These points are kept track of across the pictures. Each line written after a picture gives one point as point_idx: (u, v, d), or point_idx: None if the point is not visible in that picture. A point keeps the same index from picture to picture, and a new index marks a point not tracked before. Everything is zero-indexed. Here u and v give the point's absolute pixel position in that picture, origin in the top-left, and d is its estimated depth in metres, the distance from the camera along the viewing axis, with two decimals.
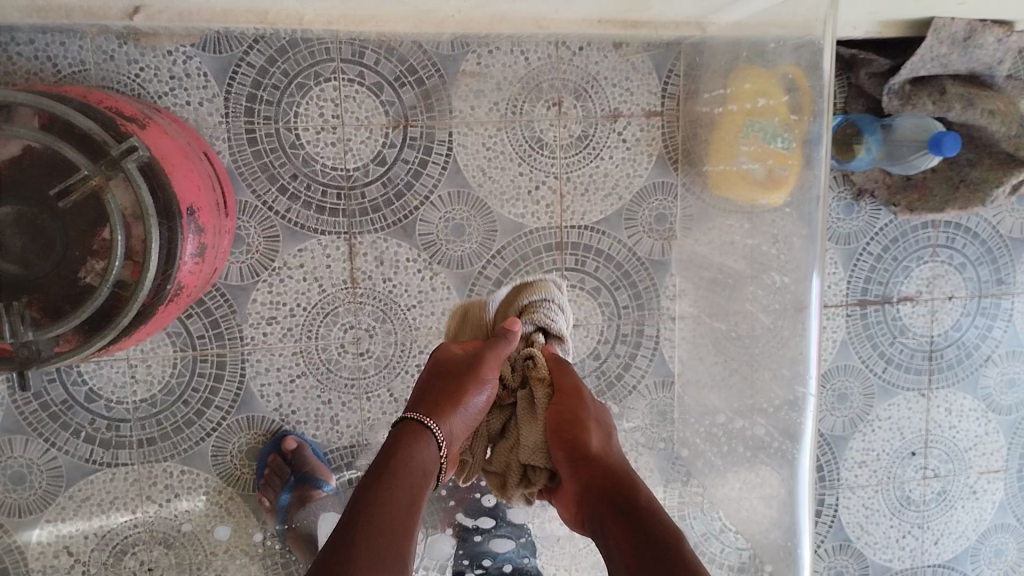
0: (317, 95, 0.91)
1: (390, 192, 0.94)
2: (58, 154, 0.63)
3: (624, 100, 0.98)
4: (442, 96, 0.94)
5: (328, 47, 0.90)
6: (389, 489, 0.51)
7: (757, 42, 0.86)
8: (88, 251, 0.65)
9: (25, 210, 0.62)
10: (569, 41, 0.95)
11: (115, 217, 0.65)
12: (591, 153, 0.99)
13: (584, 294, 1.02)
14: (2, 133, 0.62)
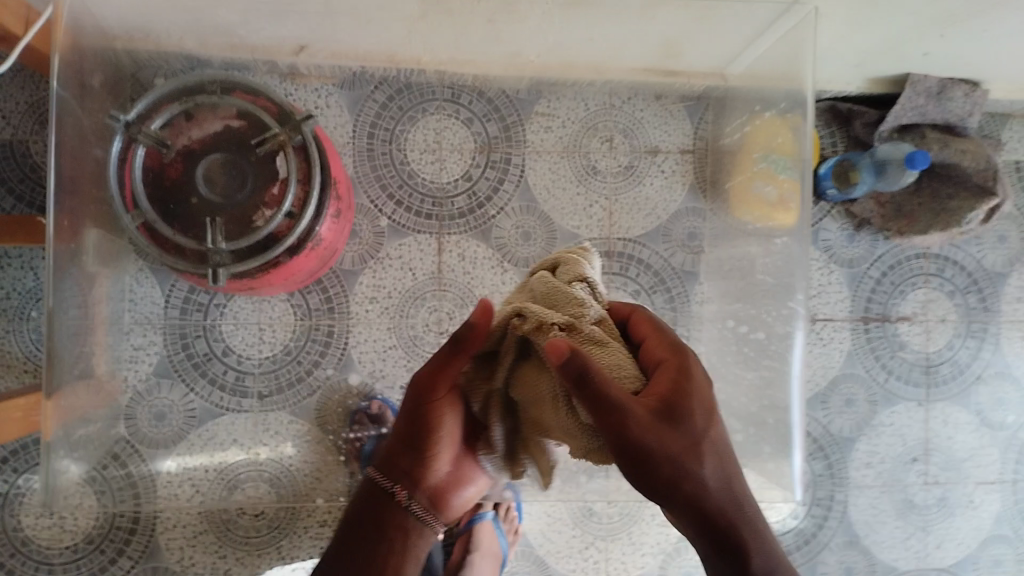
0: (423, 125, 1.16)
1: (474, 202, 1.17)
2: (260, 120, 0.89)
3: (662, 139, 1.22)
4: (519, 128, 1.18)
5: (433, 90, 1.16)
6: (358, 530, 0.77)
7: (767, 92, 1.11)
8: (263, 200, 0.88)
9: (228, 157, 0.88)
10: (619, 92, 1.20)
11: (288, 175, 0.89)
12: (636, 181, 1.22)
13: (627, 296, 1.22)
14: (223, 101, 0.89)
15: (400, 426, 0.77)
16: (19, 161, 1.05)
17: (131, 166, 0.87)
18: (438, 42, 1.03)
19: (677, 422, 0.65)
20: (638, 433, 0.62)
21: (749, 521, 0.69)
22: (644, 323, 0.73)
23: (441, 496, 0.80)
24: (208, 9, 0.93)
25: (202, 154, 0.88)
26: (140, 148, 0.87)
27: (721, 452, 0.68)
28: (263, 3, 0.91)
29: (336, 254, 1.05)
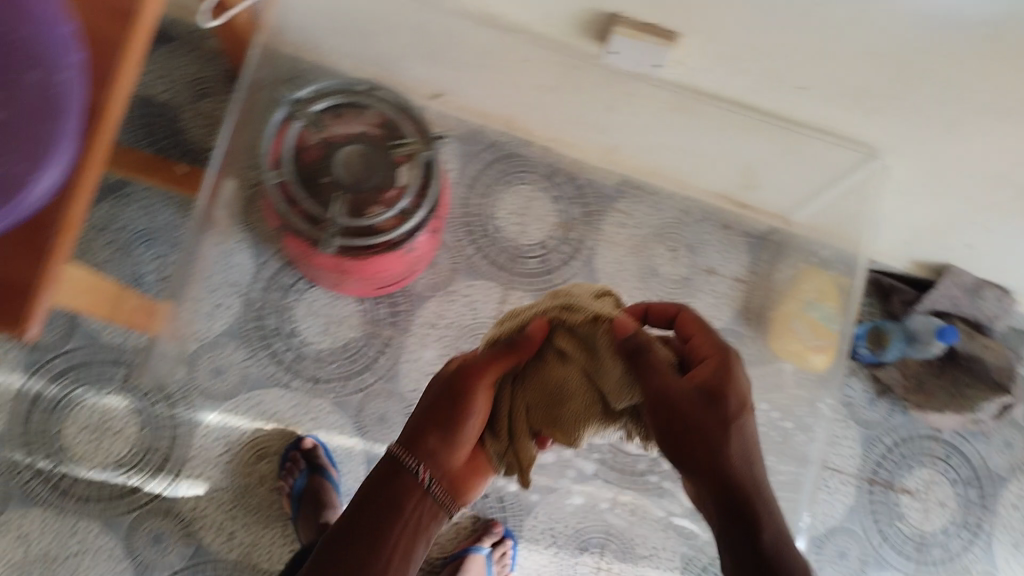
0: (517, 189, 1.31)
1: (544, 268, 1.30)
2: (399, 132, 1.04)
3: (720, 262, 1.34)
4: (599, 217, 1.32)
5: (531, 165, 1.31)
6: (376, 501, 0.79)
7: (814, 247, 1.28)
8: (377, 199, 1.00)
9: (361, 153, 1.01)
10: (693, 212, 1.33)
11: (406, 186, 1.01)
12: (690, 293, 1.33)
13: None
14: (375, 108, 1.04)
15: (427, 410, 0.83)
16: (169, 121, 1.19)
17: (285, 135, 1.01)
18: (553, 121, 1.17)
19: (715, 401, 0.74)
20: (673, 387, 0.74)
21: (764, 501, 0.75)
22: (693, 322, 0.82)
23: (460, 482, 0.83)
24: (378, 42, 1.07)
25: (347, 142, 1.01)
26: (298, 123, 1.01)
27: (744, 436, 0.76)
28: (422, 46, 1.04)
29: (412, 272, 1.17)
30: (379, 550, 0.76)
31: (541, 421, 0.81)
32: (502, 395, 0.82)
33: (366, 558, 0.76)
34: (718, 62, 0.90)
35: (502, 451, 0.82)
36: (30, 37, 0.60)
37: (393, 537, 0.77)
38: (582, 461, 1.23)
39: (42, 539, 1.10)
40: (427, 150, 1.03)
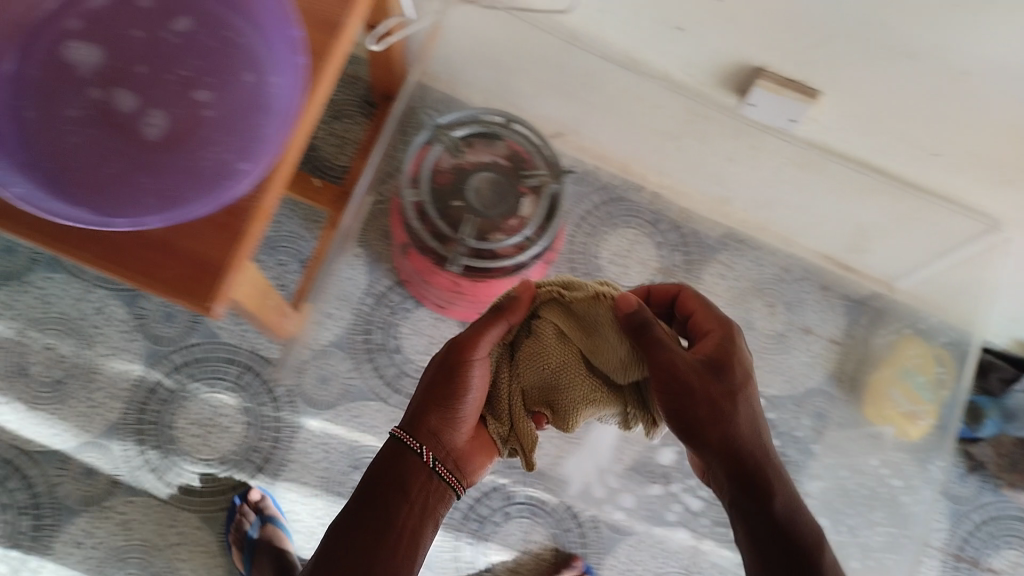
0: (621, 232, 1.32)
1: None
2: (530, 165, 1.07)
3: (816, 321, 1.33)
4: (699, 266, 1.33)
5: (640, 210, 1.33)
6: (380, 487, 0.79)
7: (925, 314, 1.29)
8: (500, 227, 1.04)
9: (491, 182, 1.05)
10: (792, 270, 1.34)
11: (529, 216, 1.04)
12: (785, 349, 1.33)
13: None
14: (508, 139, 1.08)
15: (426, 391, 0.82)
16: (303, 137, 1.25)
17: (422, 157, 1.05)
18: (675, 170, 1.18)
19: (721, 371, 0.78)
20: (678, 359, 0.76)
21: (775, 467, 0.80)
22: (693, 300, 0.86)
23: (466, 460, 0.82)
24: (516, 81, 1.12)
25: (479, 170, 1.05)
26: (437, 147, 1.05)
27: (753, 406, 0.80)
28: (560, 87, 1.07)
29: None
30: (392, 532, 0.76)
31: (538, 398, 0.82)
32: (499, 374, 0.82)
33: (376, 540, 0.76)
34: (853, 121, 0.92)
35: (503, 432, 0.82)
36: (256, 41, 0.64)
37: (404, 520, 0.77)
38: (688, 497, 1.24)
39: (142, 527, 1.14)
40: (555, 184, 1.05)
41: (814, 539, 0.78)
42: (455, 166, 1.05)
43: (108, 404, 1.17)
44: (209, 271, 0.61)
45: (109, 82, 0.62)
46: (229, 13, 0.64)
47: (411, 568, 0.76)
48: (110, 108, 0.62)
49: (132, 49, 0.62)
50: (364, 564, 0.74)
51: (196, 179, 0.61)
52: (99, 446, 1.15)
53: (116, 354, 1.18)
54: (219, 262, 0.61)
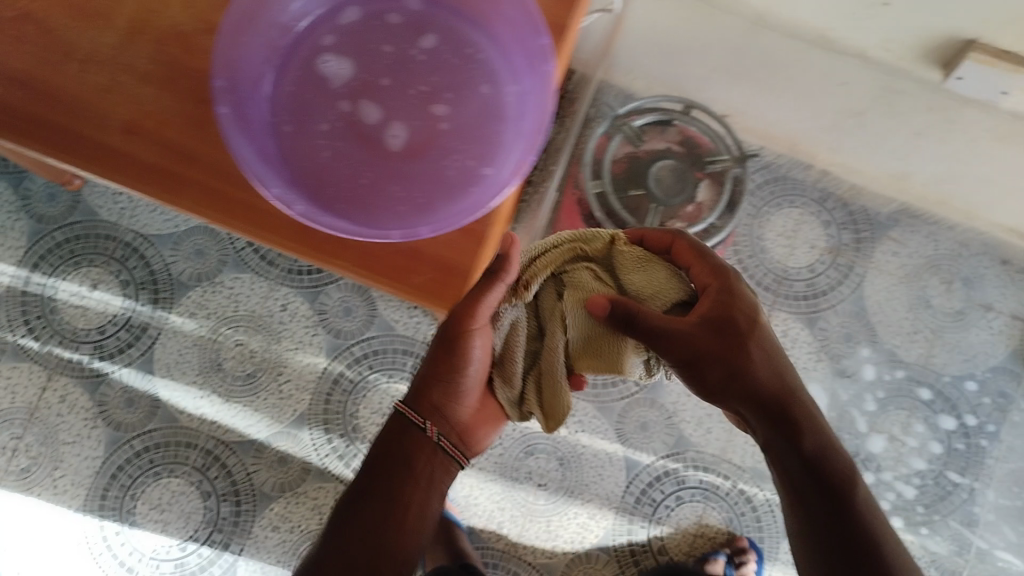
0: (787, 213, 1.29)
1: (809, 292, 1.28)
2: (709, 151, 1.05)
3: (997, 296, 1.29)
4: (870, 246, 1.29)
5: (805, 191, 1.29)
6: (382, 461, 0.75)
7: None
8: (679, 215, 1.03)
9: (670, 170, 1.04)
10: (970, 245, 1.29)
11: (708, 203, 1.04)
12: (963, 326, 1.28)
13: (922, 423, 1.25)
14: (686, 123, 1.05)
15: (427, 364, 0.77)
16: None
17: (601, 148, 1.06)
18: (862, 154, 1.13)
19: (728, 329, 0.70)
20: (677, 326, 0.68)
21: (801, 403, 0.73)
22: (688, 253, 0.75)
23: (470, 431, 0.78)
24: (690, 69, 1.10)
25: (657, 158, 1.05)
26: (616, 137, 1.05)
27: (764, 352, 0.72)
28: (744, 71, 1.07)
29: None
30: (397, 511, 0.73)
31: (574, 356, 0.74)
32: (512, 338, 0.74)
33: (381, 520, 0.72)
34: None
35: (515, 396, 0.75)
36: (493, 54, 0.65)
37: (411, 499, 0.74)
38: (901, 485, 1.23)
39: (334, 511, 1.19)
40: (738, 168, 1.04)
41: (849, 472, 0.73)
42: (634, 155, 1.05)
43: (296, 394, 1.21)
44: (455, 274, 0.64)
45: (357, 96, 0.64)
46: (466, 26, 0.65)
47: (416, 544, 0.73)
48: (358, 121, 0.64)
49: (379, 64, 0.64)
50: (370, 547, 0.70)
51: (443, 187, 0.63)
52: (289, 436, 1.19)
53: (301, 348, 1.21)
54: (464, 266, 0.64)
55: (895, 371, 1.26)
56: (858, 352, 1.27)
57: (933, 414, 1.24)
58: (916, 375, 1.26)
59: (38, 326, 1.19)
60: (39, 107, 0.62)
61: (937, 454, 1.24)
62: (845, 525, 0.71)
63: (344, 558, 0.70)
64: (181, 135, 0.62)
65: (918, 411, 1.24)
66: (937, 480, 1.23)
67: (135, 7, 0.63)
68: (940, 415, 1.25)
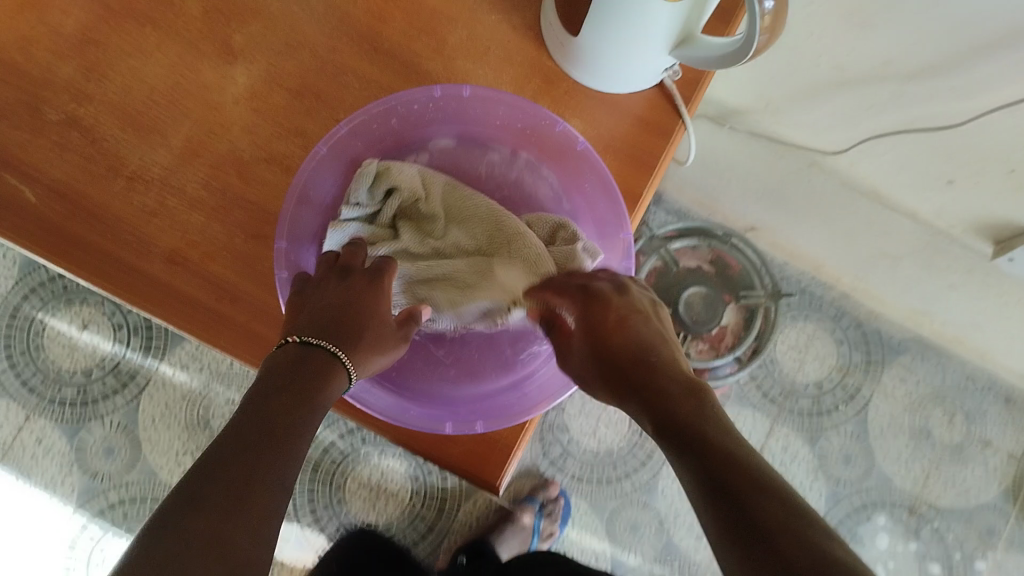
0: (799, 328, 1.23)
1: (813, 407, 1.21)
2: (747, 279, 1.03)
3: (998, 433, 1.22)
4: (879, 366, 1.22)
5: (820, 307, 1.23)
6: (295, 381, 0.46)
7: None
8: (708, 336, 1.00)
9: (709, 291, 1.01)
10: (977, 378, 1.22)
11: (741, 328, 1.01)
12: (962, 462, 1.22)
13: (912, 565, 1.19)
14: (728, 250, 1.03)
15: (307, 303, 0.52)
16: None
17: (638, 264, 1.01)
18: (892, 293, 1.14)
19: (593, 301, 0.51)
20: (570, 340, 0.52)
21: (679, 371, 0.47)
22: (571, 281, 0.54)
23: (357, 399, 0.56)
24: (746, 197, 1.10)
25: (690, 283, 1.01)
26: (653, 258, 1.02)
27: (640, 332, 0.49)
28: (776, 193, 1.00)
29: None
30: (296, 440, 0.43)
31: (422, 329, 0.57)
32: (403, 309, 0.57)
33: (266, 435, 0.42)
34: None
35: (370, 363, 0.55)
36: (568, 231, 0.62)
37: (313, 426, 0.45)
38: None
39: None
40: (770, 304, 1.02)
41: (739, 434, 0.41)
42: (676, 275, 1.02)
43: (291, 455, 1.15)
44: (496, 450, 0.59)
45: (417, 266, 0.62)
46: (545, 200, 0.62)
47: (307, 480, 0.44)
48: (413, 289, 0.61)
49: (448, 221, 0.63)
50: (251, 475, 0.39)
51: (499, 363, 0.62)
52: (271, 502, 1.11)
53: None
54: (506, 441, 0.59)
55: (908, 543, 1.20)
56: (875, 519, 1.20)
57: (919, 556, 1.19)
58: (931, 522, 1.20)
59: (23, 362, 1.13)
60: (79, 224, 0.59)
61: None
62: (720, 480, 0.38)
63: (215, 485, 0.38)
64: (226, 270, 0.59)
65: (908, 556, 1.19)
66: None
67: (191, 129, 0.61)
68: None
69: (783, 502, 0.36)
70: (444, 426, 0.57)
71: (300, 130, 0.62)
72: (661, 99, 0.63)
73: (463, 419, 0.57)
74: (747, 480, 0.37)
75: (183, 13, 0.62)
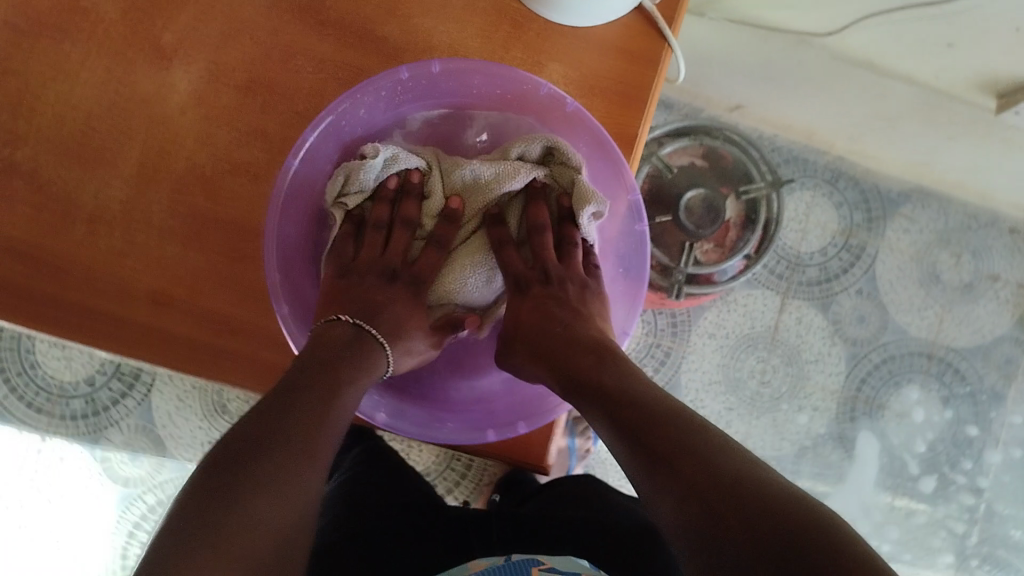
0: (800, 197, 1.15)
1: (822, 274, 1.14)
2: (747, 170, 0.97)
3: (1004, 267, 1.16)
4: (881, 222, 1.15)
5: (815, 171, 1.15)
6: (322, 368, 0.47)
7: None
8: (711, 236, 0.96)
9: (710, 190, 0.96)
10: (980, 215, 1.16)
11: (744, 222, 0.97)
12: (972, 299, 1.16)
13: (945, 426, 1.14)
14: (719, 145, 0.98)
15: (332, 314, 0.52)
16: None
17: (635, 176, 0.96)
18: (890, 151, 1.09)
19: (519, 297, 0.56)
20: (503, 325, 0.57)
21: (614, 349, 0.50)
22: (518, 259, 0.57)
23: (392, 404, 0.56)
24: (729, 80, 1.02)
25: (688, 184, 0.96)
26: (648, 166, 0.96)
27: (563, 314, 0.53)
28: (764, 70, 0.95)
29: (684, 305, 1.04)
30: (322, 422, 0.44)
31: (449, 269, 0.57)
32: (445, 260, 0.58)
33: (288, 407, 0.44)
34: None
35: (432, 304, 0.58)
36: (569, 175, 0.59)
37: (343, 410, 0.46)
38: (951, 521, 1.13)
39: None
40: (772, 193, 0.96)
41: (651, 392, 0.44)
42: (675, 180, 0.96)
43: None
44: (536, 430, 0.58)
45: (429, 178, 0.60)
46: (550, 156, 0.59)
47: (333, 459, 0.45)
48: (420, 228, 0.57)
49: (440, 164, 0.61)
50: (260, 452, 0.41)
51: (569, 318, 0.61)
52: None
53: None
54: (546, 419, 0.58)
55: (946, 412, 1.14)
56: (907, 395, 1.14)
57: (950, 411, 1.14)
58: (953, 364, 1.15)
59: (23, 384, 1.06)
60: (49, 283, 0.54)
61: (983, 490, 1.14)
62: (652, 450, 0.40)
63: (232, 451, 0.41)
64: (218, 301, 0.55)
65: (941, 414, 1.14)
66: (985, 515, 1.14)
67: (142, 152, 0.55)
68: (985, 450, 1.15)
69: (716, 467, 0.37)
70: (485, 434, 0.54)
71: (259, 130, 0.55)
72: (644, 24, 0.58)
73: (504, 422, 0.55)
74: (675, 447, 0.39)
75: (101, 20, 0.55)
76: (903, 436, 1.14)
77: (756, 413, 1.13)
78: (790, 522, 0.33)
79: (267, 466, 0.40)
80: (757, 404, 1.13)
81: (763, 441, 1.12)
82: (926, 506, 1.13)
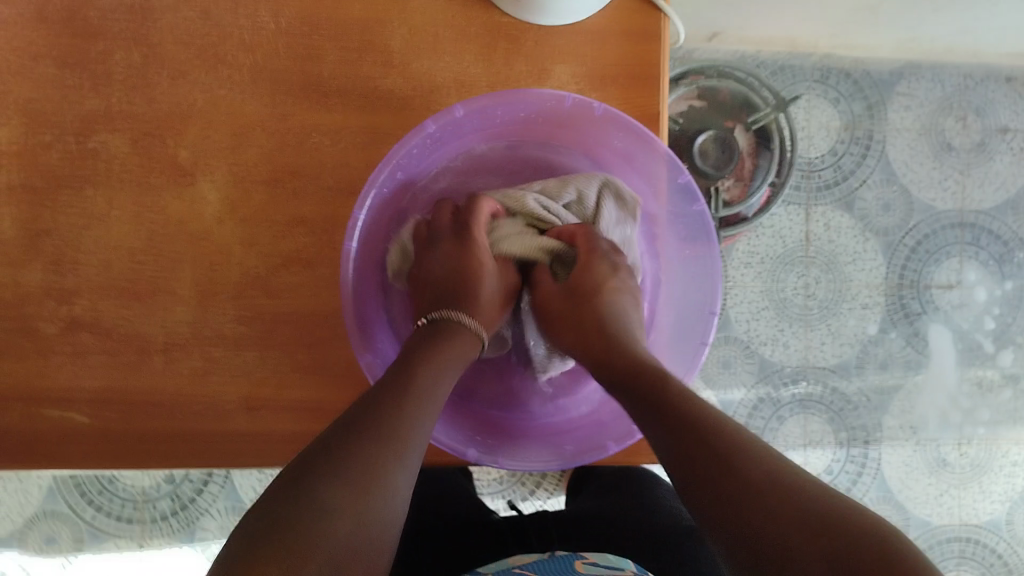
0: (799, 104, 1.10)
1: (839, 175, 1.11)
2: (751, 100, 0.96)
3: (1010, 117, 1.14)
4: (881, 106, 1.12)
5: (803, 72, 1.10)
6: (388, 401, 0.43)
7: None
8: (732, 175, 0.96)
9: (721, 132, 0.95)
10: (975, 72, 1.13)
11: (757, 149, 0.97)
12: (987, 156, 1.14)
13: (1010, 300, 1.13)
14: (715, 82, 0.96)
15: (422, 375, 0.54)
16: None
17: None
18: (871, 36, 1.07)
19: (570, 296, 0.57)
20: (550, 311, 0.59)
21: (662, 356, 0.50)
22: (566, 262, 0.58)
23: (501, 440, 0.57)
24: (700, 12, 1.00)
25: (698, 129, 0.95)
26: None
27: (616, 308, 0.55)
28: None
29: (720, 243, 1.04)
30: (401, 451, 0.41)
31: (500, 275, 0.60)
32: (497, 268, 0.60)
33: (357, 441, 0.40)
34: None
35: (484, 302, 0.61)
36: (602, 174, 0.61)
37: (422, 435, 0.43)
38: None
39: None
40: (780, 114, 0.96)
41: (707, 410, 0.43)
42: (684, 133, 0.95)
43: None
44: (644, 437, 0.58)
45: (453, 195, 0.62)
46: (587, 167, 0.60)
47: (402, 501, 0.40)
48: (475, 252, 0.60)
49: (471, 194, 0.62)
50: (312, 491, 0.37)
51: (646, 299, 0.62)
52: None
53: None
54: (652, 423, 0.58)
55: (1006, 283, 1.13)
56: (966, 278, 1.13)
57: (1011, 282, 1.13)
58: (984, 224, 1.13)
59: (104, 499, 1.01)
60: (147, 421, 0.55)
61: None
62: (700, 466, 0.40)
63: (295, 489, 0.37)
64: (312, 394, 0.55)
65: (1010, 289, 1.13)
66: None
67: (194, 271, 0.55)
68: None
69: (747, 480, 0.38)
70: (607, 446, 0.54)
71: (299, 218, 0.55)
72: (634, 2, 0.57)
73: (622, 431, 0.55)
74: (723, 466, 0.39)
75: (116, 156, 0.55)
76: (971, 316, 1.13)
77: (812, 328, 1.10)
78: (833, 534, 0.33)
79: (333, 486, 0.37)
80: (810, 320, 1.10)
81: (824, 351, 1.10)
82: (1002, 376, 1.13)
